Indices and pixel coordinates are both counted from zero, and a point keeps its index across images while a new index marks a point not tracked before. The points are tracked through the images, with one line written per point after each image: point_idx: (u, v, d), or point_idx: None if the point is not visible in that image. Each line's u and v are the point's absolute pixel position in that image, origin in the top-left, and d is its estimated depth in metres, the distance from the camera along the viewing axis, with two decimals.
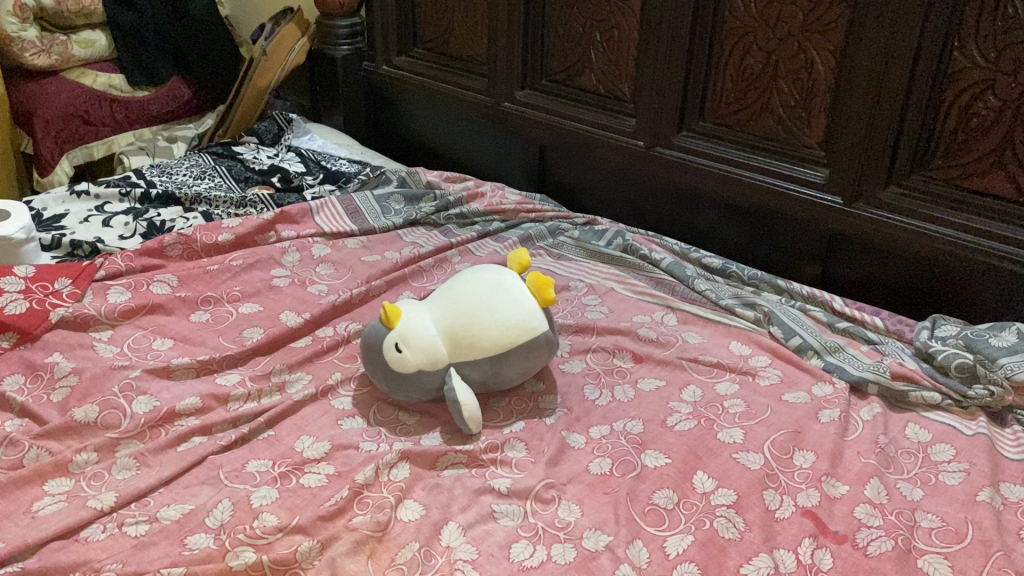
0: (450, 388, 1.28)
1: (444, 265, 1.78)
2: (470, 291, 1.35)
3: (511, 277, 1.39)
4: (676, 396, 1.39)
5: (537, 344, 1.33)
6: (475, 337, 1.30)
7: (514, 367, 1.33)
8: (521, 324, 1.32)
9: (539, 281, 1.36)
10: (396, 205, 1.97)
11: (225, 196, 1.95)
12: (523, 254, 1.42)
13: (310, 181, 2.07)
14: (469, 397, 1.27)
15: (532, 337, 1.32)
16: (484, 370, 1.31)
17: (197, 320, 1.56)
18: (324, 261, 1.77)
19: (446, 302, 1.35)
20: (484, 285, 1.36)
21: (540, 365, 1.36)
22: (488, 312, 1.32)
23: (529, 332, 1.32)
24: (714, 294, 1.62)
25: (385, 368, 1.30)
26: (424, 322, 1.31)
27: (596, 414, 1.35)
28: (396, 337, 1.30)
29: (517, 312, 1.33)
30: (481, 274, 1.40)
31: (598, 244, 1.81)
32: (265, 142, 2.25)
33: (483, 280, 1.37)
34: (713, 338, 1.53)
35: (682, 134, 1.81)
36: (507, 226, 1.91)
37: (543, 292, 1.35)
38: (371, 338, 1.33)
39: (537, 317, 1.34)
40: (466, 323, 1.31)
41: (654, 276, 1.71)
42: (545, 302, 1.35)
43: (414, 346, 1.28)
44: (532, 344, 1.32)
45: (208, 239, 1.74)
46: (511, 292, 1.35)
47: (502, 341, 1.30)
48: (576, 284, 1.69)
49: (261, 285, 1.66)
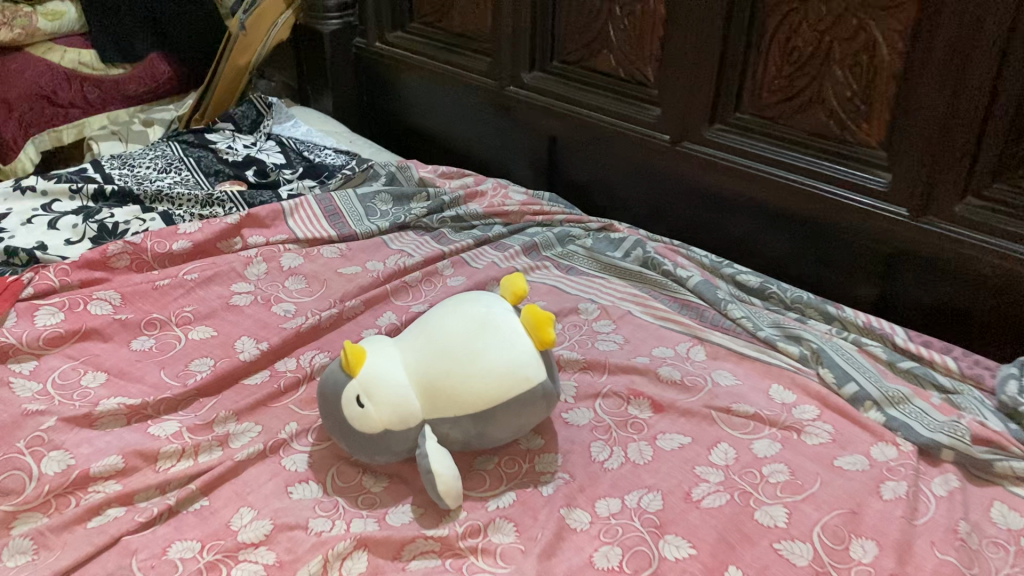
0: (423, 453, 1.03)
1: (434, 279, 1.52)
2: (450, 328, 1.09)
3: (504, 310, 1.12)
4: (702, 459, 1.13)
5: (532, 398, 1.06)
6: (455, 387, 1.04)
7: (506, 425, 1.07)
8: (511, 371, 1.05)
9: (536, 316, 1.09)
10: (383, 206, 1.71)
11: (188, 193, 1.71)
12: (520, 279, 1.16)
13: (288, 176, 1.82)
14: (447, 466, 1.03)
15: (526, 388, 1.06)
16: (467, 428, 1.06)
17: (138, 349, 1.33)
18: (295, 273, 1.52)
19: (422, 340, 1.09)
20: (469, 319, 1.10)
21: (536, 420, 1.10)
22: (472, 355, 1.06)
23: (523, 382, 1.05)
24: (752, 323, 1.35)
25: (345, 423, 1.06)
26: (394, 368, 1.06)
27: (604, 482, 1.09)
28: (359, 387, 1.05)
29: (508, 357, 1.06)
30: (468, 303, 1.13)
31: (614, 256, 1.55)
32: (242, 128, 2.00)
33: (469, 313, 1.11)
34: (750, 379, 1.27)
35: (715, 127, 1.54)
36: (509, 231, 1.65)
37: (540, 332, 1.08)
38: (330, 384, 1.09)
39: (534, 363, 1.07)
40: (445, 371, 1.05)
41: (679, 297, 1.44)
42: (542, 344, 1.08)
43: (379, 400, 1.04)
44: (527, 398, 1.06)
45: (161, 249, 1.50)
46: (500, 330, 1.08)
47: (488, 395, 1.04)
48: (586, 305, 1.43)
49: (217, 305, 1.43)
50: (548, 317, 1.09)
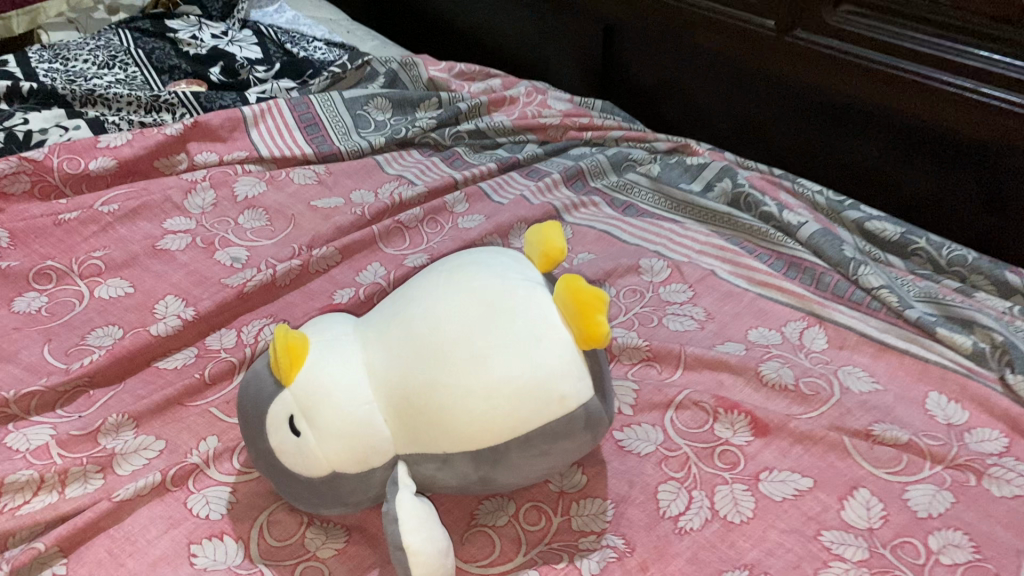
0: (391, 512, 0.62)
1: (440, 217, 1.11)
2: (441, 307, 0.67)
3: (527, 282, 0.70)
4: (832, 519, 0.73)
5: (568, 428, 0.65)
6: (443, 410, 0.63)
7: (525, 468, 0.66)
8: (536, 384, 0.64)
9: (577, 294, 0.66)
10: (378, 114, 1.30)
11: (129, 94, 1.30)
12: (555, 234, 0.74)
13: (261, 75, 1.43)
14: (431, 536, 0.62)
15: (559, 412, 0.64)
16: (465, 472, 0.66)
17: (20, 311, 0.94)
18: (252, 205, 1.12)
19: (397, 325, 0.68)
20: (471, 292, 0.67)
21: (579, 455, 0.69)
22: (474, 357, 0.64)
23: (555, 403, 0.64)
24: (897, 297, 0.92)
25: (273, 457, 0.66)
26: (349, 373, 0.65)
27: (678, 555, 0.70)
28: (292, 404, 0.64)
29: (530, 361, 0.64)
30: (472, 267, 0.71)
31: (690, 189, 1.12)
32: (212, 14, 1.59)
33: (473, 282, 0.69)
34: (895, 385, 0.85)
35: (842, 10, 1.07)
36: (547, 152, 1.23)
37: (583, 321, 0.65)
38: (252, 393, 0.68)
39: (572, 370, 0.65)
40: (428, 381, 0.64)
41: (785, 255, 1.01)
42: (586, 341, 0.65)
43: (321, 427, 0.63)
44: (559, 428, 0.65)
45: (73, 169, 1.11)
46: (520, 313, 0.66)
47: (498, 424, 0.63)
48: (651, 262, 1.01)
49: (140, 249, 1.04)
50: (596, 297, 0.66)
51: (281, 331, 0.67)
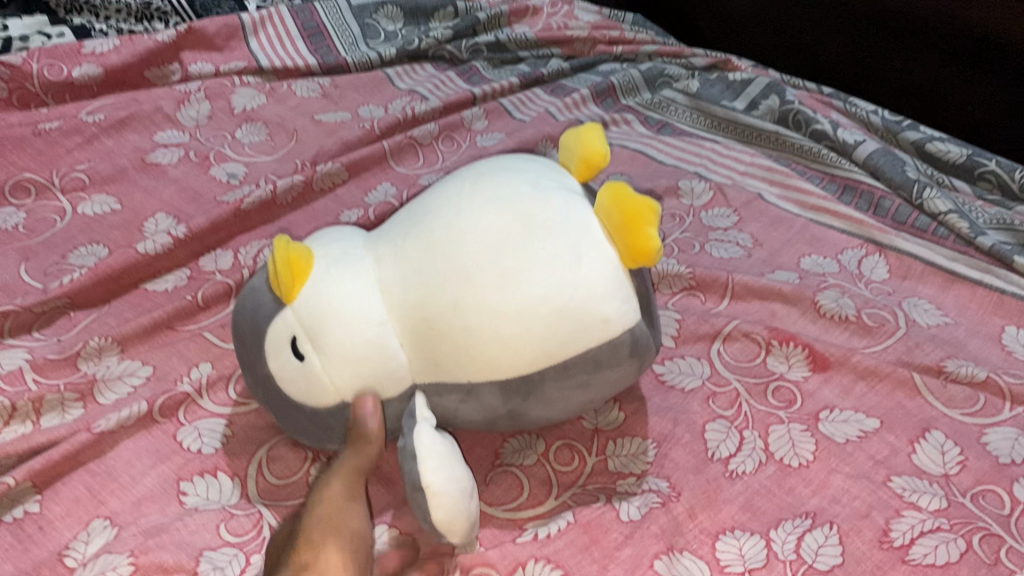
0: (407, 449, 0.54)
1: (457, 134, 1.01)
2: (461, 211, 0.55)
3: (563, 190, 0.57)
4: (903, 463, 0.65)
5: (612, 356, 0.54)
6: (466, 334, 0.52)
7: (562, 400, 0.56)
8: (575, 306, 0.52)
9: (621, 203, 0.53)
10: (388, 25, 1.20)
11: None
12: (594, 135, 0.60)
13: None
14: (455, 473, 0.53)
15: (601, 337, 0.53)
16: (491, 405, 0.56)
17: None
18: (252, 119, 1.02)
19: (412, 233, 0.56)
20: (498, 195, 0.55)
21: (623, 386, 0.59)
22: (501, 273, 0.52)
23: (598, 326, 0.53)
24: (967, 223, 0.83)
25: (275, 383, 0.58)
26: (357, 289, 0.55)
27: (730, 502, 0.62)
28: (294, 323, 0.55)
29: (567, 277, 0.52)
30: (502, 165, 0.59)
31: (733, 107, 1.02)
32: None
33: (501, 183, 0.56)
34: (967, 319, 0.76)
35: None
36: (574, 67, 1.13)
37: (628, 235, 0.52)
38: (250, 310, 0.59)
39: (618, 289, 0.54)
40: (447, 300, 0.52)
41: (839, 178, 0.92)
42: (632, 257, 0.53)
43: (326, 349, 0.54)
44: (602, 355, 0.54)
45: (55, 76, 1.01)
46: (556, 221, 0.54)
47: (529, 350, 0.52)
48: (691, 183, 0.92)
49: (129, 163, 0.94)
50: (645, 205, 0.53)
51: (282, 240, 0.56)
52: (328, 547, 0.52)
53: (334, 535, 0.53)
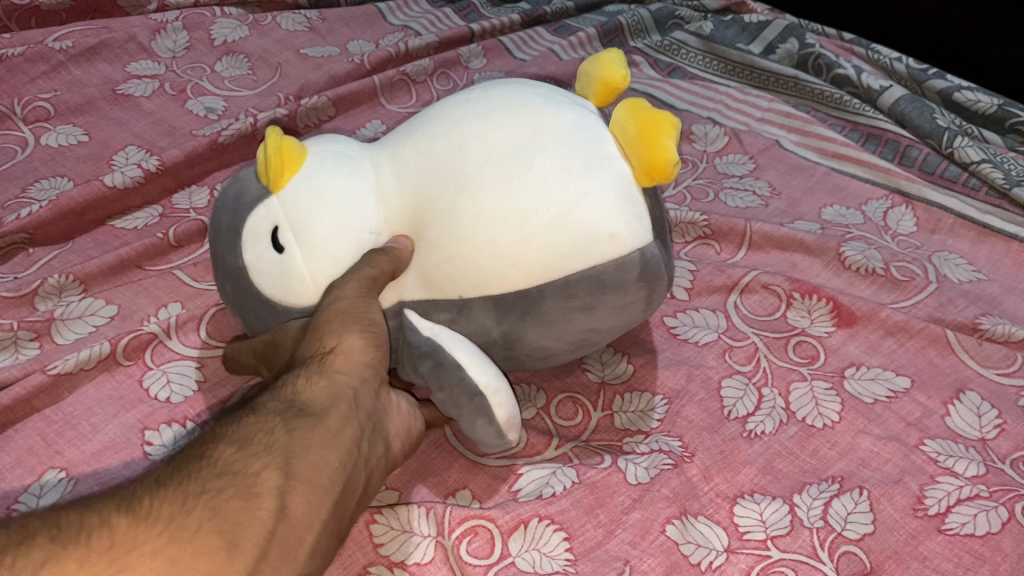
0: (442, 363, 0.47)
1: (453, 72, 0.95)
2: (469, 113, 0.49)
3: (575, 105, 0.50)
4: (936, 426, 0.59)
5: (619, 277, 0.46)
6: (461, 245, 0.46)
7: (563, 324, 0.48)
8: (577, 217, 0.45)
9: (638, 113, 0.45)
10: None
11: None
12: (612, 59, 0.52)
13: None
14: (500, 374, 0.48)
15: (608, 254, 0.45)
16: (484, 326, 0.49)
17: None
18: (233, 50, 0.95)
19: (413, 138, 0.50)
20: (507, 101, 0.49)
21: (633, 323, 0.52)
22: (507, 171, 0.45)
23: (602, 242, 0.45)
24: (1001, 173, 0.77)
25: (245, 283, 0.51)
26: (345, 190, 0.49)
27: (749, 462, 0.56)
28: (279, 211, 0.49)
29: (576, 182, 0.45)
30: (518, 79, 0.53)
31: (748, 50, 0.96)
32: None
33: (516, 91, 0.50)
34: (1002, 275, 0.71)
35: None
36: (578, 7, 1.06)
37: (641, 146, 0.45)
38: (230, 199, 0.52)
39: (628, 205, 0.46)
40: (445, 204, 0.47)
41: (863, 124, 0.86)
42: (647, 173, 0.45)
43: (313, 241, 0.48)
44: (607, 274, 0.46)
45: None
46: (574, 127, 0.47)
47: (527, 261, 0.46)
48: (704, 129, 0.86)
49: (98, 93, 0.87)
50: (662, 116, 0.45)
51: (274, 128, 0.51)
52: (352, 333, 0.45)
53: (355, 320, 0.45)
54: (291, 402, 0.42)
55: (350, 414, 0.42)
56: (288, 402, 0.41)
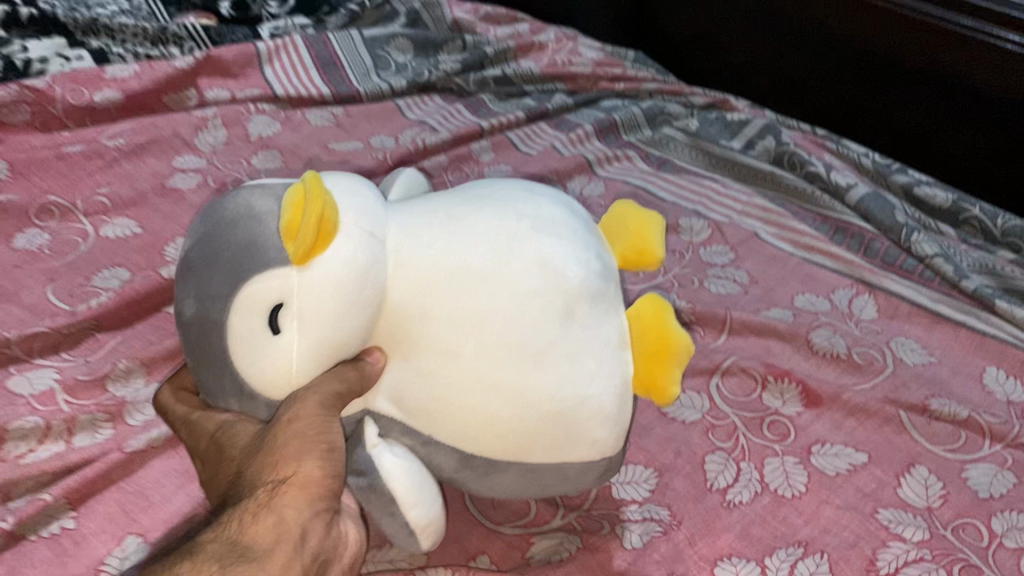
0: (376, 488, 0.50)
1: (465, 165, 1.05)
2: (508, 254, 0.51)
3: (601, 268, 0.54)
4: (889, 496, 0.69)
5: (576, 472, 0.54)
6: (461, 401, 0.50)
7: (507, 485, 0.55)
8: (570, 412, 0.51)
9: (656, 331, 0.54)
10: (399, 57, 1.25)
11: (134, 24, 1.22)
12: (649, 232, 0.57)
13: (274, 9, 1.36)
14: (431, 501, 0.52)
15: (575, 451, 0.53)
16: (439, 465, 0.54)
17: (22, 249, 0.88)
18: (268, 146, 1.06)
19: (437, 249, 0.51)
20: (546, 247, 0.52)
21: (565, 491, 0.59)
22: (527, 347, 0.50)
23: (580, 444, 0.53)
24: (952, 267, 0.87)
25: (217, 335, 0.48)
26: (360, 295, 0.48)
27: (728, 529, 0.66)
28: (292, 291, 0.47)
29: (583, 381, 0.51)
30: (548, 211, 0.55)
31: (730, 146, 1.07)
32: None
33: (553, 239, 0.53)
34: (951, 357, 0.81)
35: None
36: (578, 102, 1.17)
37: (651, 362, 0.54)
38: (238, 239, 0.48)
39: (613, 411, 0.53)
40: (451, 350, 0.50)
41: (833, 218, 0.97)
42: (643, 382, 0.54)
43: (316, 342, 0.48)
44: (569, 467, 0.54)
45: (77, 100, 1.04)
46: (589, 311, 0.52)
47: (519, 439, 0.52)
48: (690, 221, 0.96)
49: (148, 187, 0.97)
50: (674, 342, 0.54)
51: (318, 188, 0.47)
52: (309, 461, 0.43)
53: (313, 446, 0.43)
54: (234, 543, 0.39)
55: (291, 558, 0.39)
56: (228, 544, 0.39)
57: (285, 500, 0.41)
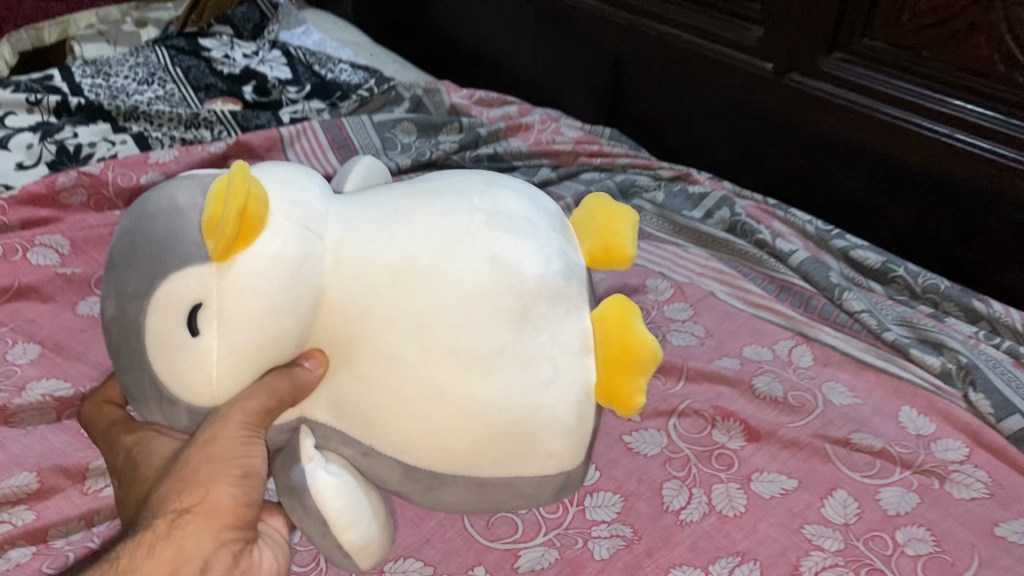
0: (307, 506, 0.57)
1: None
2: (462, 258, 0.57)
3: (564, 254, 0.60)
4: (813, 514, 0.84)
5: (533, 483, 0.61)
6: (407, 402, 0.57)
7: (464, 493, 0.62)
8: (522, 418, 0.57)
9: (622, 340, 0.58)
10: (404, 137, 1.42)
11: (170, 111, 1.39)
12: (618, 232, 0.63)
13: (293, 94, 1.53)
14: (365, 519, 0.59)
15: (535, 463, 0.60)
16: (385, 475, 0.61)
17: (85, 314, 1.04)
18: None
19: (389, 254, 0.57)
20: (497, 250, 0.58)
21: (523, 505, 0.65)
22: (476, 354, 0.56)
23: (537, 456, 0.59)
24: (876, 321, 1.03)
25: (143, 334, 0.55)
26: (296, 299, 0.55)
27: (680, 543, 0.80)
28: (210, 292, 0.54)
29: (537, 389, 0.57)
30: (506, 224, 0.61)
31: (691, 216, 1.23)
32: (243, 33, 1.71)
33: (512, 244, 0.59)
34: (873, 398, 0.96)
35: (833, 57, 1.19)
36: (560, 176, 1.34)
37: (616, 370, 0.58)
38: (158, 234, 0.55)
39: (575, 432, 0.60)
40: (398, 351, 0.56)
41: (778, 278, 1.13)
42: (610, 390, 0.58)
43: (235, 343, 0.54)
44: (527, 475, 0.60)
45: (126, 183, 1.21)
46: (548, 310, 0.58)
47: (469, 448, 0.58)
48: (656, 282, 1.12)
49: None
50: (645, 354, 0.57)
51: (243, 181, 0.53)
52: (219, 490, 0.56)
53: (226, 472, 0.56)
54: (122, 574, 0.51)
55: None
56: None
57: (191, 528, 0.54)
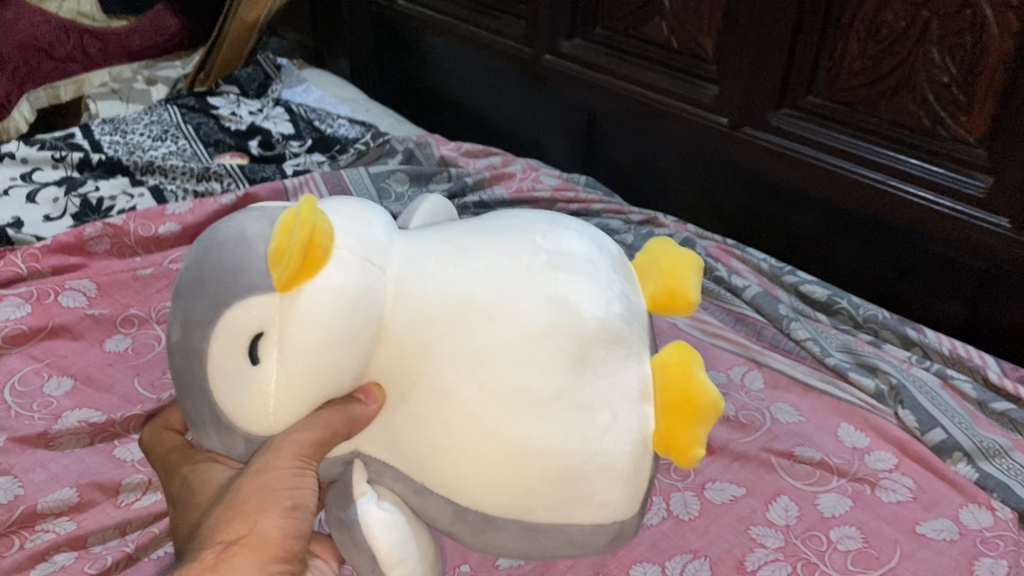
0: (358, 531, 0.66)
1: None
2: (525, 301, 0.66)
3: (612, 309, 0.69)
4: (759, 517, 0.95)
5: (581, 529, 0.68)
6: (462, 436, 0.64)
7: (507, 532, 0.68)
8: (579, 460, 0.64)
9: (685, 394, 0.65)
10: (398, 186, 1.55)
11: (183, 165, 1.52)
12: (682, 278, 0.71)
13: (295, 148, 1.67)
14: (411, 556, 0.67)
15: (585, 508, 0.66)
16: (436, 510, 0.68)
17: (112, 351, 1.16)
18: None
19: (457, 301, 0.66)
20: (555, 298, 0.66)
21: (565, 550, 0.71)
22: (535, 395, 0.64)
23: (586, 500, 0.66)
24: (819, 348, 1.16)
25: (210, 357, 0.64)
26: (358, 336, 0.63)
27: (641, 543, 0.92)
28: (272, 323, 0.62)
29: (595, 433, 0.65)
30: (571, 252, 0.70)
31: None
32: (249, 92, 1.85)
33: (570, 283, 0.67)
34: (815, 416, 1.08)
35: (782, 112, 1.32)
36: None
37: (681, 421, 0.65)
38: (228, 262, 0.64)
39: (622, 484, 0.67)
40: (457, 386, 0.64)
41: (733, 311, 1.26)
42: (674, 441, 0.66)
43: (292, 373, 0.62)
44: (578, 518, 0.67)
45: (146, 232, 1.33)
46: (606, 356, 0.66)
47: (523, 487, 0.65)
48: None
49: None
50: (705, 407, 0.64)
51: (311, 217, 0.62)
52: (266, 522, 0.64)
53: (276, 504, 0.64)
54: None
55: None
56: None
57: (237, 559, 0.61)
